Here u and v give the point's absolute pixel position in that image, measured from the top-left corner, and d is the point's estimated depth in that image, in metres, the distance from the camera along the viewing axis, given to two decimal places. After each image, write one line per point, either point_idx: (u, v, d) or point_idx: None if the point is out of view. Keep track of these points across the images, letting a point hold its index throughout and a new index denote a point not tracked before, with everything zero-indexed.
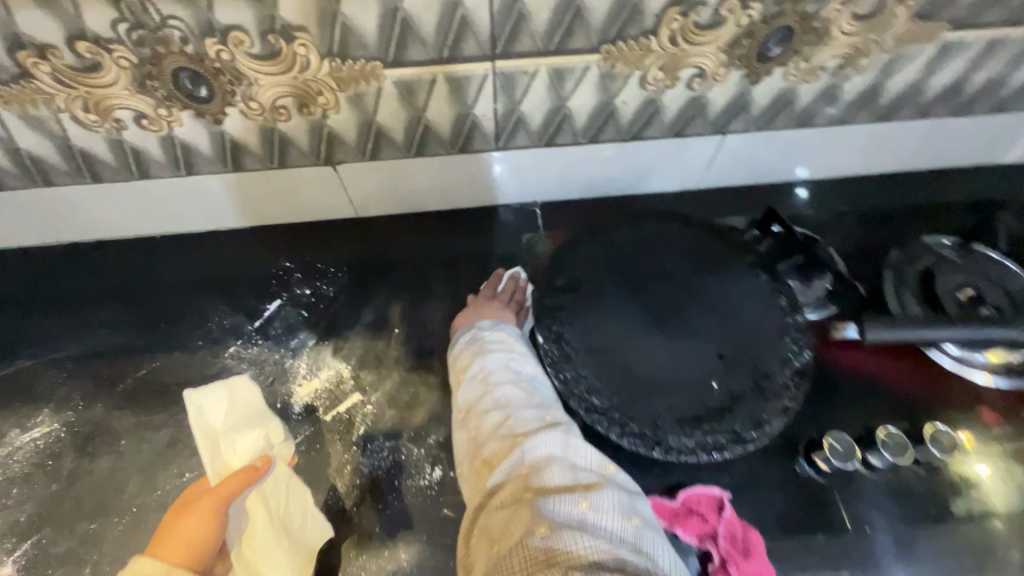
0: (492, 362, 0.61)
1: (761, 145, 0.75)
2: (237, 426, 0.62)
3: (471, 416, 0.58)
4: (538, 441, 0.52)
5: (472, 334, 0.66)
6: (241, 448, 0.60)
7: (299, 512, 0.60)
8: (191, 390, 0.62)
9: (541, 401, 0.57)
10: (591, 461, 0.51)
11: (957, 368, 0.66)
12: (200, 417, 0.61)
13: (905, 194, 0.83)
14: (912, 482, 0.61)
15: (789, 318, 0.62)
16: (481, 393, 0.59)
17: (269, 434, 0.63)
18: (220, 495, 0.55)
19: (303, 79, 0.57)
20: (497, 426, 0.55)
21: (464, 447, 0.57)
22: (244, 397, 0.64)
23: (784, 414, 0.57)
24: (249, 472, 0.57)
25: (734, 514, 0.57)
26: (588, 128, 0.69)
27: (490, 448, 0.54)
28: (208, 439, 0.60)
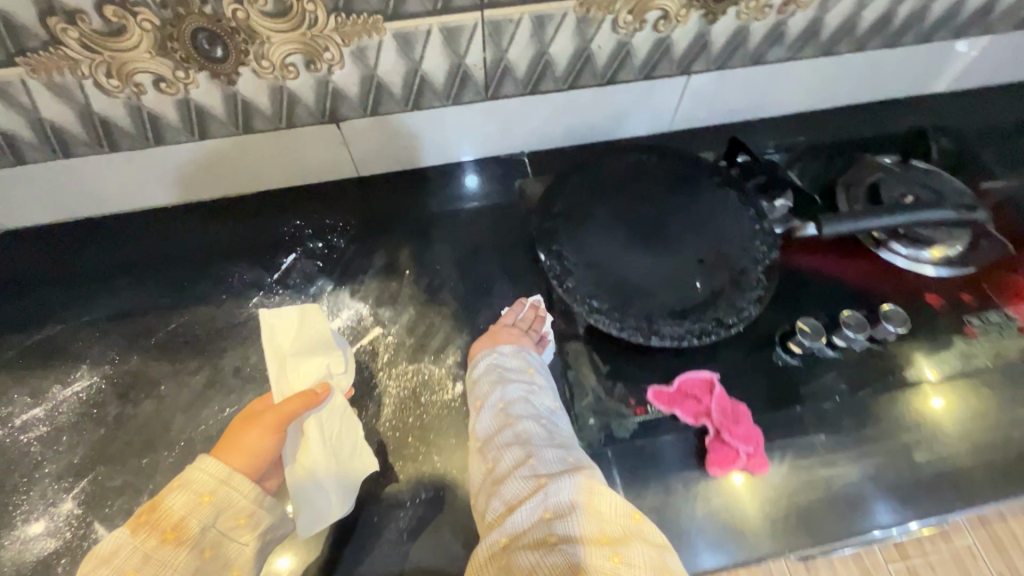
0: (513, 395, 0.62)
1: (722, 84, 0.84)
2: (305, 350, 0.64)
3: (491, 449, 0.59)
4: (562, 484, 0.52)
5: (491, 360, 0.66)
6: (303, 372, 0.63)
7: (349, 443, 0.63)
8: (266, 310, 0.64)
9: (561, 441, 0.58)
10: (615, 509, 0.49)
11: (910, 265, 0.76)
12: (271, 336, 0.64)
13: (850, 124, 0.93)
14: (872, 357, 0.71)
15: (757, 225, 0.71)
16: (502, 427, 0.60)
17: (332, 363, 0.65)
18: (282, 413, 0.59)
19: (311, 35, 0.63)
20: (518, 465, 0.56)
21: (484, 484, 0.57)
22: (313, 323, 0.65)
23: (759, 301, 0.65)
24: (310, 396, 0.60)
25: (723, 392, 0.65)
26: (568, 73, 0.77)
27: (513, 489, 0.54)
28: (277, 358, 0.63)
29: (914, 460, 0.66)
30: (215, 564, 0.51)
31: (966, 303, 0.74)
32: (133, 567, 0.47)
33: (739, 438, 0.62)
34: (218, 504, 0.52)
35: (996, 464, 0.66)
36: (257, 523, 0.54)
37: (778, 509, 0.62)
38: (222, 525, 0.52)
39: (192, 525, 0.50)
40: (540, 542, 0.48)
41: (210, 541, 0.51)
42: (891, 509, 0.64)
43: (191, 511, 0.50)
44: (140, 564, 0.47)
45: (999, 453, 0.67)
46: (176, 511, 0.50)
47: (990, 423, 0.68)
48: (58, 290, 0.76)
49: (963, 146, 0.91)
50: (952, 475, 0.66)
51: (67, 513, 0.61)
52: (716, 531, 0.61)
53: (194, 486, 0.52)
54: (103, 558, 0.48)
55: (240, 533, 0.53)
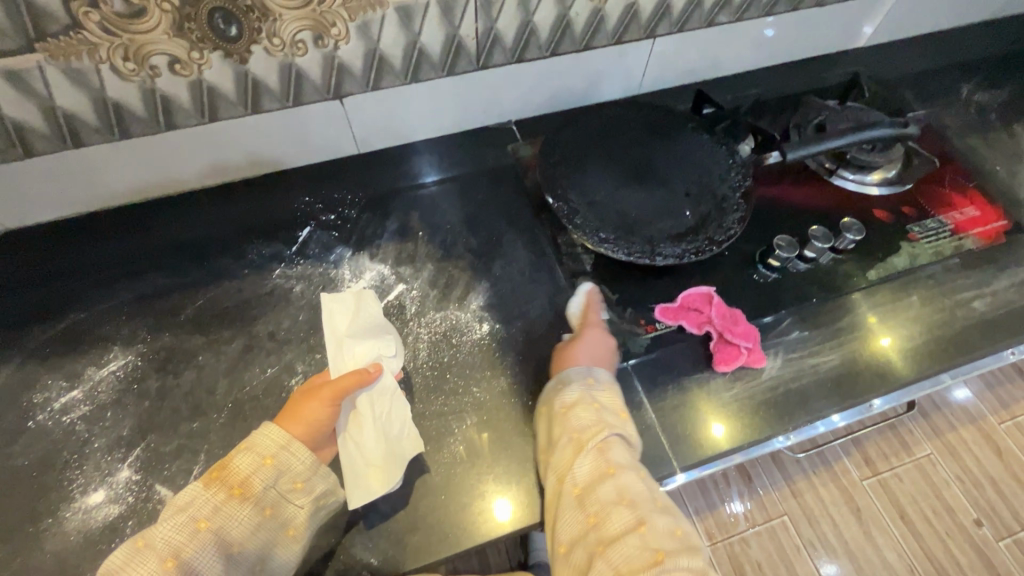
0: (613, 438, 0.59)
1: (683, 46, 0.94)
2: (359, 332, 0.70)
3: (589, 498, 0.55)
4: (680, 561, 0.50)
5: (584, 387, 0.64)
6: (358, 352, 0.69)
7: (396, 423, 0.66)
8: (327, 296, 0.72)
9: (664, 507, 0.55)
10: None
11: (859, 188, 0.89)
12: (332, 320, 0.71)
13: (793, 77, 1.06)
14: (836, 266, 0.82)
15: (729, 161, 0.81)
16: (602, 475, 0.57)
17: (383, 344, 0.70)
18: (337, 389, 0.63)
19: (320, 11, 0.68)
20: (629, 529, 0.52)
21: (583, 538, 0.53)
22: (366, 310, 0.71)
23: (741, 222, 0.75)
24: (363, 374, 0.65)
25: (720, 301, 0.74)
26: (550, 40, 0.84)
27: (622, 553, 0.50)
28: (335, 338, 0.70)
29: (882, 344, 0.77)
30: (275, 523, 0.56)
31: (907, 214, 0.87)
32: (204, 516, 0.53)
33: (739, 336, 0.71)
34: (278, 466, 0.57)
35: (947, 340, 0.78)
36: (312, 487, 0.58)
37: (776, 396, 0.72)
38: (280, 487, 0.57)
39: (255, 483, 0.56)
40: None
41: (269, 500, 0.56)
42: (869, 385, 0.74)
43: (255, 470, 0.56)
44: (211, 514, 0.53)
45: (948, 329, 0.79)
46: (243, 470, 0.56)
47: (936, 307, 0.80)
48: (76, 281, 0.77)
49: (887, 90, 1.06)
50: (913, 354, 0.77)
51: (126, 479, 0.63)
52: (727, 420, 0.70)
53: (259, 449, 0.57)
54: (181, 506, 0.54)
55: (296, 496, 0.57)
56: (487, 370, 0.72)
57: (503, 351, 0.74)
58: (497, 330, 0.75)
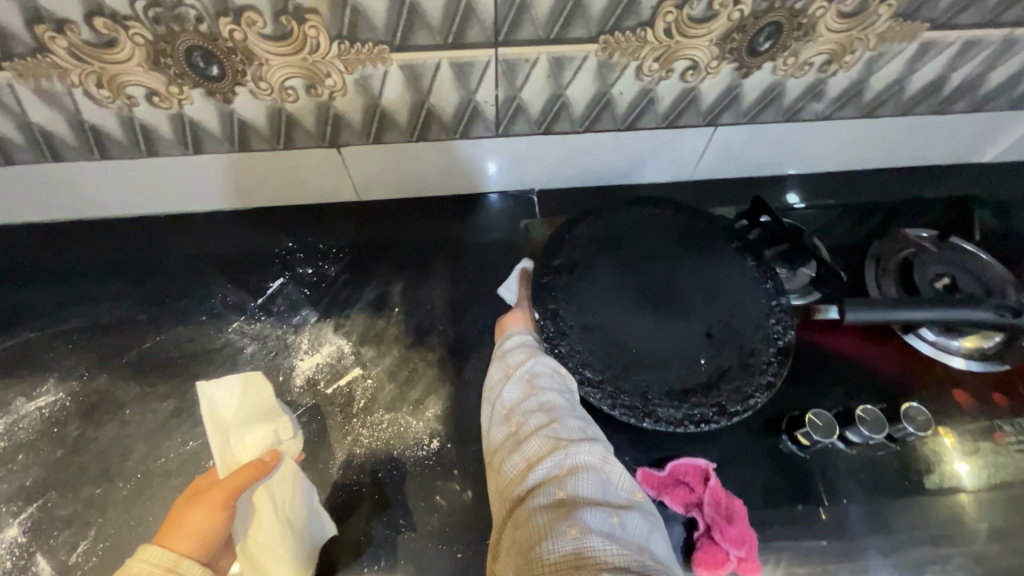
0: (540, 364, 0.61)
1: (751, 138, 0.78)
2: (251, 419, 0.59)
3: (514, 414, 0.59)
4: (583, 450, 0.54)
5: (523, 337, 0.66)
6: (250, 442, 0.58)
7: (303, 508, 0.58)
8: (204, 383, 0.58)
9: (581, 413, 0.59)
10: (623, 484, 0.53)
11: (935, 353, 0.71)
12: (212, 408, 0.58)
13: (887, 189, 0.86)
14: (885, 458, 0.65)
15: (773, 301, 0.65)
16: (527, 394, 0.59)
17: (278, 429, 0.60)
18: (231, 489, 0.54)
19: (313, 61, 0.60)
20: (542, 427, 0.56)
21: (504, 441, 0.58)
22: (257, 391, 0.60)
23: (768, 389, 0.60)
24: (257, 466, 0.56)
25: (719, 484, 0.59)
26: (586, 116, 0.72)
27: (532, 446, 0.55)
28: (218, 430, 0.57)
29: None
30: None
31: (996, 404, 0.68)
32: None
33: (731, 540, 0.55)
34: None
35: None
36: None
37: None
38: None
39: None
40: (553, 499, 0.51)
41: None
42: None
43: None
44: None
45: None
46: None
47: (1016, 546, 0.61)
48: (37, 293, 0.73)
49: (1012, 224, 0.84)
50: None
51: (10, 540, 0.58)
52: None
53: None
54: None
55: None
56: (420, 500, 0.62)
57: (446, 480, 0.63)
58: (448, 450, 0.65)
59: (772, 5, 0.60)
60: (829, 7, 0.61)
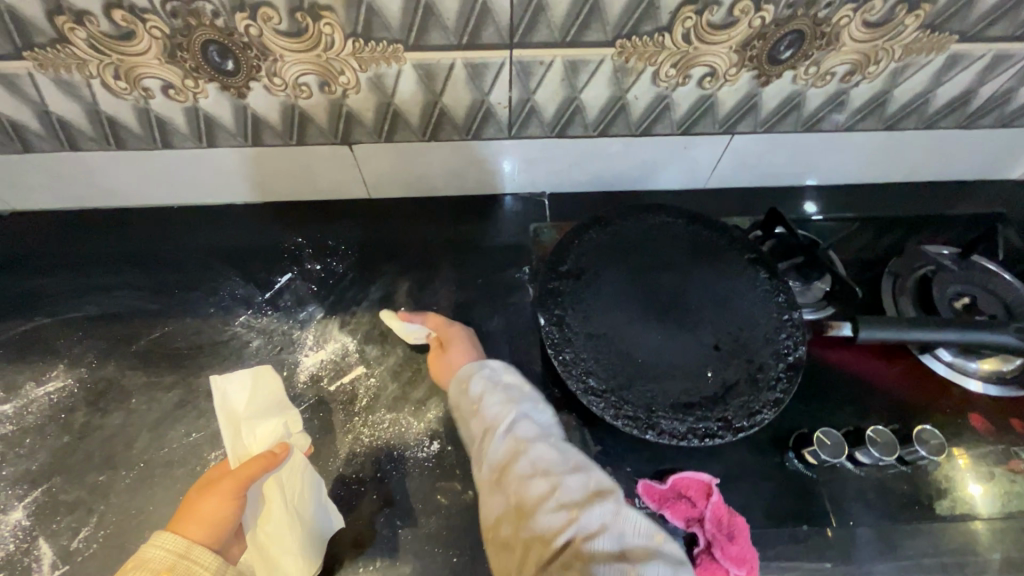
0: (519, 415, 0.57)
1: (768, 147, 0.77)
2: (262, 413, 0.62)
3: (507, 480, 0.54)
4: (591, 509, 0.49)
5: (491, 376, 0.61)
6: (261, 434, 0.60)
7: (312, 500, 0.59)
8: (217, 377, 0.61)
9: (577, 459, 0.54)
10: (639, 529, 0.48)
11: (951, 374, 0.69)
12: (223, 401, 0.61)
13: (908, 203, 0.84)
14: (895, 480, 0.63)
15: (784, 315, 0.64)
16: (515, 453, 0.55)
17: (288, 422, 0.62)
18: (240, 480, 0.56)
19: (327, 58, 0.59)
20: (542, 493, 0.51)
21: (503, 511, 0.53)
22: (267, 386, 0.63)
23: (775, 405, 0.58)
24: (267, 457, 0.57)
25: (721, 500, 0.58)
26: (600, 120, 0.71)
27: (536, 518, 0.50)
28: (230, 423, 0.60)
29: None
30: None
31: (1014, 430, 0.66)
32: None
33: (731, 559, 0.54)
34: None
35: None
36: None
37: None
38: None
39: None
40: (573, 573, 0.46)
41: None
42: None
43: None
44: None
45: None
46: None
47: None
48: (50, 280, 0.75)
49: None
50: None
51: (15, 523, 0.59)
52: None
53: (151, 564, 0.49)
54: None
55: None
56: (418, 502, 0.62)
57: (445, 483, 0.63)
58: (448, 452, 0.65)
59: (795, 12, 0.59)
60: (854, 16, 0.60)
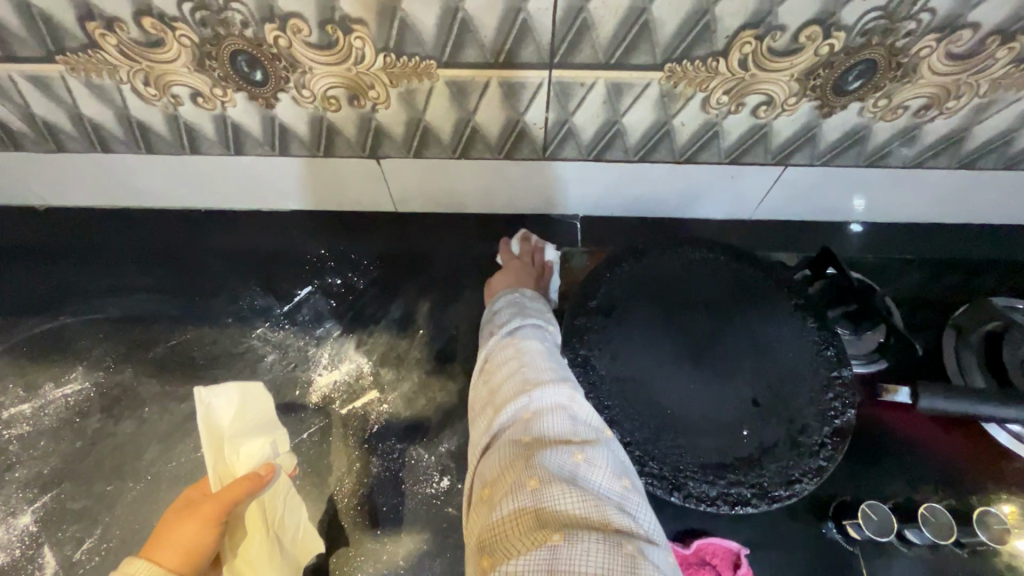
0: (522, 318, 0.58)
1: (824, 181, 0.71)
2: (247, 429, 0.57)
3: (489, 363, 0.55)
4: (549, 389, 0.48)
5: (512, 297, 0.64)
6: (246, 454, 0.55)
7: (294, 525, 0.58)
8: (203, 389, 0.53)
9: (558, 358, 0.54)
10: (591, 421, 0.46)
11: (1013, 444, 0.61)
12: (208, 416, 0.54)
13: (975, 249, 0.76)
14: (946, 564, 0.57)
15: (834, 371, 0.58)
16: (503, 344, 0.55)
17: (276, 443, 0.59)
18: (224, 507, 0.51)
19: (357, 72, 0.57)
20: (511, 372, 0.51)
21: (476, 390, 0.54)
22: (255, 401, 0.58)
23: (818, 475, 0.53)
24: (257, 481, 0.53)
25: (750, 573, 0.54)
26: (641, 145, 0.66)
27: (499, 394, 0.50)
28: (214, 441, 0.53)
29: None
30: None
31: None
32: None
33: None
34: None
35: None
36: None
37: None
38: None
39: None
40: (514, 443, 0.44)
41: None
42: None
43: None
44: None
45: None
46: None
47: None
48: (76, 279, 0.75)
49: None
50: None
51: (23, 527, 0.59)
52: None
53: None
54: None
55: None
56: (424, 540, 0.60)
57: (452, 521, 0.61)
58: (457, 489, 0.63)
59: (869, 40, 0.53)
60: (937, 46, 0.53)
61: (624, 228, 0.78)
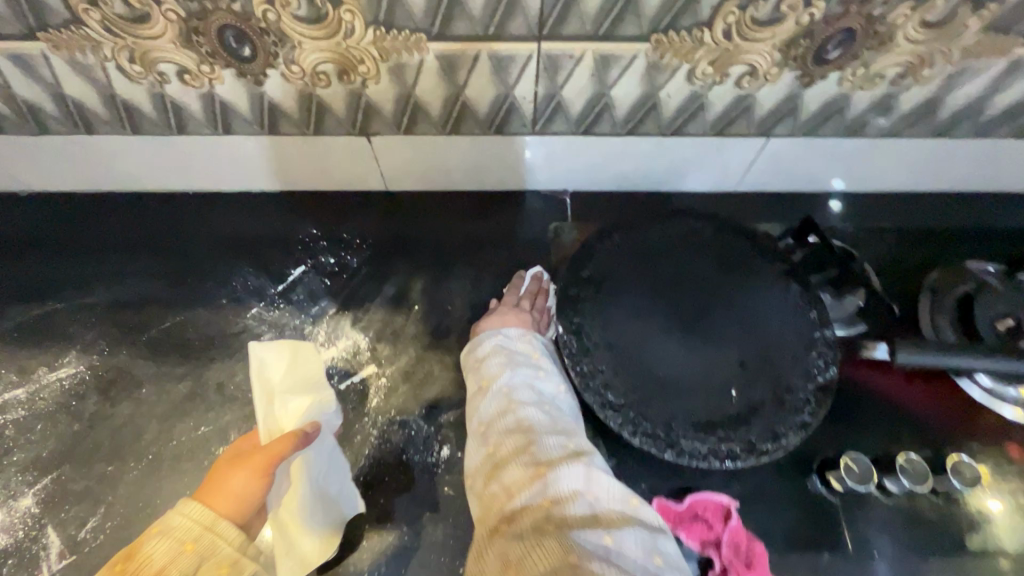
0: (518, 378, 0.58)
1: (806, 151, 0.73)
2: (296, 387, 0.58)
3: (490, 433, 0.54)
4: (564, 468, 0.48)
5: (498, 343, 0.63)
6: (294, 410, 0.57)
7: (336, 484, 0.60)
8: (257, 343, 0.58)
9: (563, 427, 0.54)
10: (613, 495, 0.46)
11: (987, 400, 0.64)
12: (261, 371, 0.57)
13: (949, 216, 0.79)
14: (924, 511, 0.60)
15: (817, 332, 0.61)
16: (503, 410, 0.55)
17: (321, 402, 0.59)
18: (274, 454, 0.53)
19: (346, 46, 0.57)
20: (520, 449, 0.51)
21: (480, 465, 0.53)
22: (305, 361, 0.60)
23: (801, 429, 0.56)
24: (302, 436, 0.55)
25: (740, 524, 0.57)
26: (629, 118, 0.67)
27: (510, 473, 0.49)
28: (264, 393, 0.56)
29: None
30: None
31: None
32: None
33: None
34: (202, 553, 0.45)
35: None
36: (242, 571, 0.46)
37: None
38: None
39: None
40: (537, 526, 0.44)
41: None
42: None
43: (170, 561, 0.43)
44: None
45: None
46: (154, 562, 0.43)
47: None
48: (64, 264, 0.74)
49: None
50: None
51: (25, 510, 0.59)
52: None
53: (175, 533, 0.45)
54: None
55: None
56: (426, 508, 0.62)
57: (453, 488, 0.63)
58: (457, 458, 0.64)
59: (847, 10, 0.54)
60: (911, 15, 0.55)
61: (613, 202, 0.80)
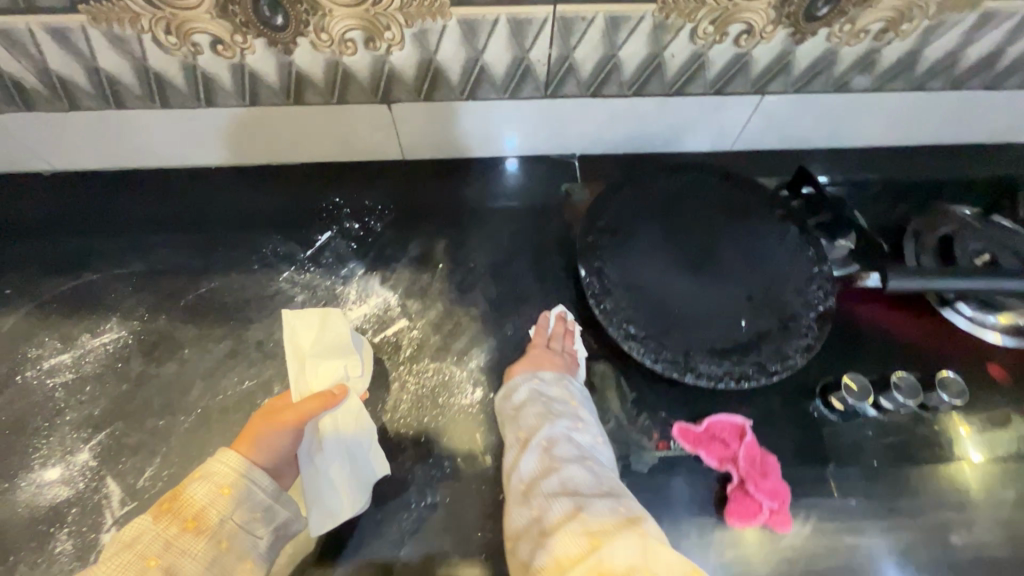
0: (558, 432, 0.60)
1: (797, 107, 0.78)
2: (324, 351, 0.66)
3: (535, 494, 0.55)
4: (617, 540, 0.47)
5: (533, 389, 0.64)
6: (322, 372, 0.64)
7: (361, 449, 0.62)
8: (289, 312, 0.67)
9: (608, 487, 0.55)
10: (673, 567, 0.44)
11: (970, 327, 0.71)
12: (293, 336, 0.66)
13: (928, 166, 0.86)
14: (917, 424, 0.66)
15: (815, 267, 0.66)
16: (546, 469, 0.57)
17: (349, 365, 0.65)
18: (298, 412, 0.59)
19: (374, 12, 0.61)
20: (568, 516, 0.51)
21: (527, 528, 0.53)
22: (334, 328, 0.67)
23: (806, 351, 0.62)
24: (328, 397, 0.61)
25: (753, 441, 0.63)
26: (635, 79, 0.72)
27: (559, 540, 0.49)
28: (297, 356, 0.65)
29: (949, 541, 0.61)
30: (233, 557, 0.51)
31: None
32: (155, 553, 0.47)
33: (765, 492, 0.59)
34: (237, 495, 0.52)
35: None
36: (273, 516, 0.54)
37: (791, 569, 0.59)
38: (239, 518, 0.52)
39: (212, 515, 0.50)
40: None
41: (227, 533, 0.51)
42: None
43: (213, 501, 0.51)
44: (162, 551, 0.48)
45: None
46: (197, 500, 0.50)
47: None
48: (97, 238, 0.76)
49: None
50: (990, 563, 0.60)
51: (82, 463, 0.62)
52: None
53: (214, 477, 0.52)
54: (126, 543, 0.47)
55: (257, 526, 0.53)
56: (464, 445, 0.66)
57: (487, 426, 0.67)
58: (489, 400, 0.69)
59: None
60: None
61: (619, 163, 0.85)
